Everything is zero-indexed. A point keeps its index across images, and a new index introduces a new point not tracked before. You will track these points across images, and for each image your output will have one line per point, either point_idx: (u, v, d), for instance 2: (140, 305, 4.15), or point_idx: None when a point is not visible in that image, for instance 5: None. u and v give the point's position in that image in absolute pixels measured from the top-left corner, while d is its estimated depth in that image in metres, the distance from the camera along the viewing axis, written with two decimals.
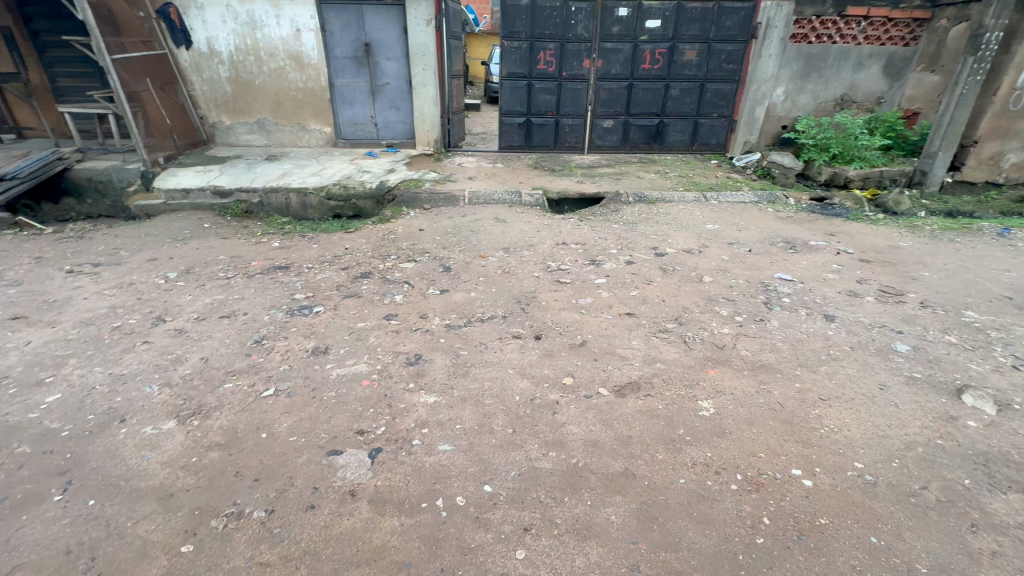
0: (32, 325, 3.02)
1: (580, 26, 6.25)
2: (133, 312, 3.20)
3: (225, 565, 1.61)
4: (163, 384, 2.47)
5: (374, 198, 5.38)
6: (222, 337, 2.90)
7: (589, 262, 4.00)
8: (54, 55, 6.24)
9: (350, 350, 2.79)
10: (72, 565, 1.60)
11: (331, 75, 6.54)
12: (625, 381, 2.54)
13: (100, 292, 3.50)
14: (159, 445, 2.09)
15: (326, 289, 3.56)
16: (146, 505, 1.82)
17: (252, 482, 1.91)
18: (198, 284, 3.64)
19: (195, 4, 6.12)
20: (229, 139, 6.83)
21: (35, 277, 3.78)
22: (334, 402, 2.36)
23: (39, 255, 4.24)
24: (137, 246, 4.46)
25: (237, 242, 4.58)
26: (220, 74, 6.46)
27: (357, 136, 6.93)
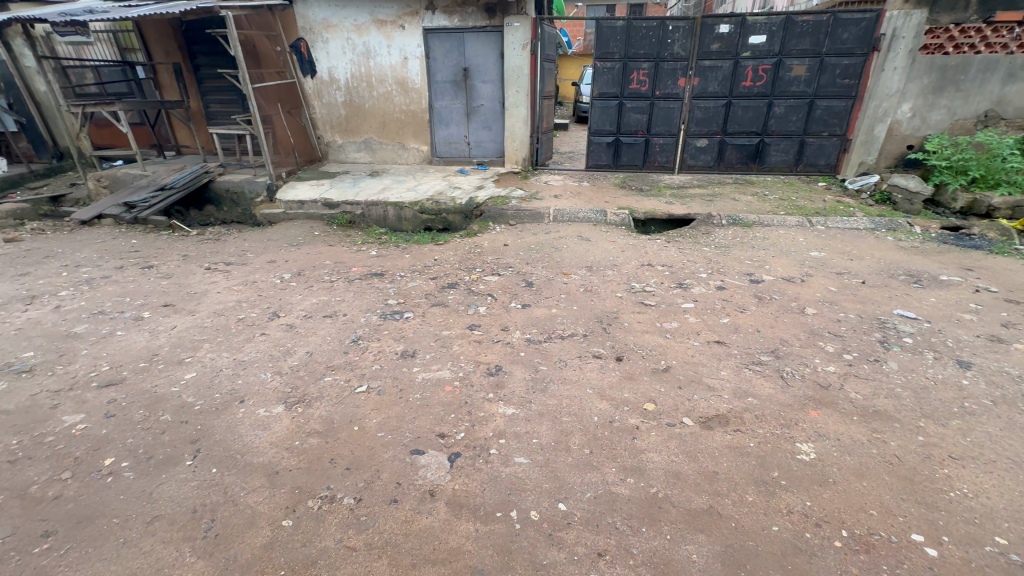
0: (177, 312, 3.55)
1: (677, 44, 6.12)
2: (255, 307, 3.63)
3: (317, 543, 1.75)
4: (275, 371, 2.77)
5: (462, 214, 5.64)
6: (324, 334, 3.20)
7: (676, 285, 3.85)
8: (210, 85, 7.38)
9: (435, 355, 2.93)
10: (197, 523, 1.83)
11: (432, 98, 7.03)
12: (712, 413, 2.40)
13: (229, 288, 4.02)
14: (269, 426, 2.35)
15: (416, 296, 3.79)
16: (256, 479, 2.04)
17: (344, 470, 2.07)
18: (307, 286, 4.04)
19: (321, 38, 6.88)
20: (339, 156, 7.55)
21: (182, 271, 4.44)
22: (418, 404, 2.49)
23: (186, 254, 4.98)
24: (260, 249, 5.07)
25: (341, 249, 5.05)
26: (337, 99, 7.18)
27: (451, 154, 7.35)
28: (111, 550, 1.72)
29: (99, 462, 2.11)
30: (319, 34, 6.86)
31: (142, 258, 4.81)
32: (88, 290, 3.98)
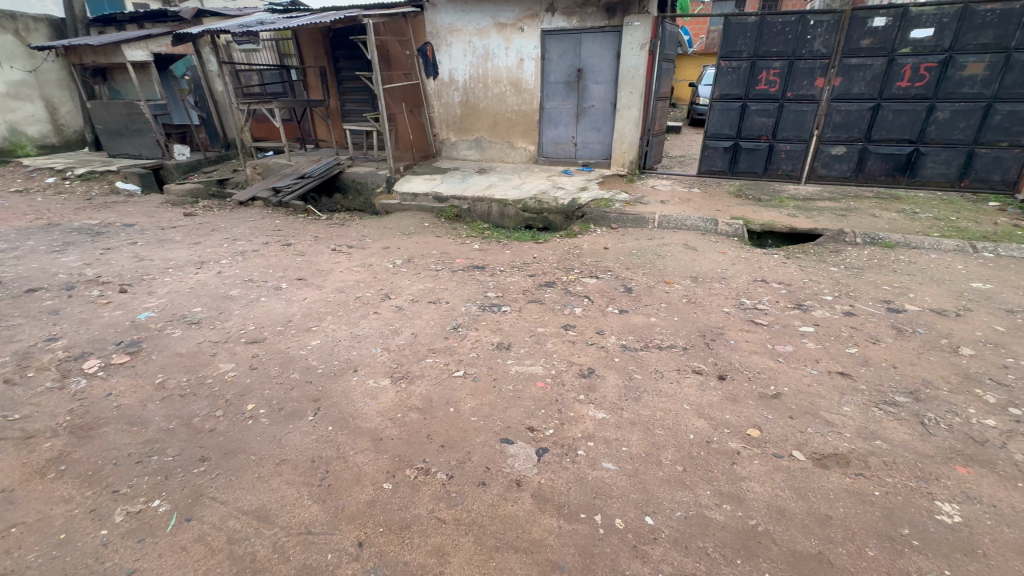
0: (308, 286, 4.03)
1: (817, 41, 5.53)
2: (370, 287, 3.99)
3: (412, 509, 1.89)
4: (383, 348, 3.03)
5: (564, 214, 5.69)
6: (428, 318, 3.42)
7: (794, 305, 3.51)
8: (347, 86, 8.22)
9: (529, 350, 3.00)
10: (315, 471, 2.08)
11: (544, 99, 7.13)
12: (829, 450, 2.15)
13: (351, 268, 4.47)
14: (376, 396, 2.57)
15: (514, 291, 3.89)
16: (363, 441, 2.25)
17: (439, 447, 2.21)
18: (415, 272, 4.34)
19: (445, 42, 7.31)
20: (451, 153, 7.97)
21: (313, 251, 5.02)
22: (510, 395, 2.57)
23: (317, 235, 5.62)
24: (377, 236, 5.55)
25: (447, 241, 5.35)
26: (454, 99, 7.59)
27: (557, 154, 7.40)
28: (248, 482, 2.02)
29: (243, 406, 2.48)
30: (444, 38, 7.30)
31: (282, 237, 5.53)
32: (242, 260, 4.67)
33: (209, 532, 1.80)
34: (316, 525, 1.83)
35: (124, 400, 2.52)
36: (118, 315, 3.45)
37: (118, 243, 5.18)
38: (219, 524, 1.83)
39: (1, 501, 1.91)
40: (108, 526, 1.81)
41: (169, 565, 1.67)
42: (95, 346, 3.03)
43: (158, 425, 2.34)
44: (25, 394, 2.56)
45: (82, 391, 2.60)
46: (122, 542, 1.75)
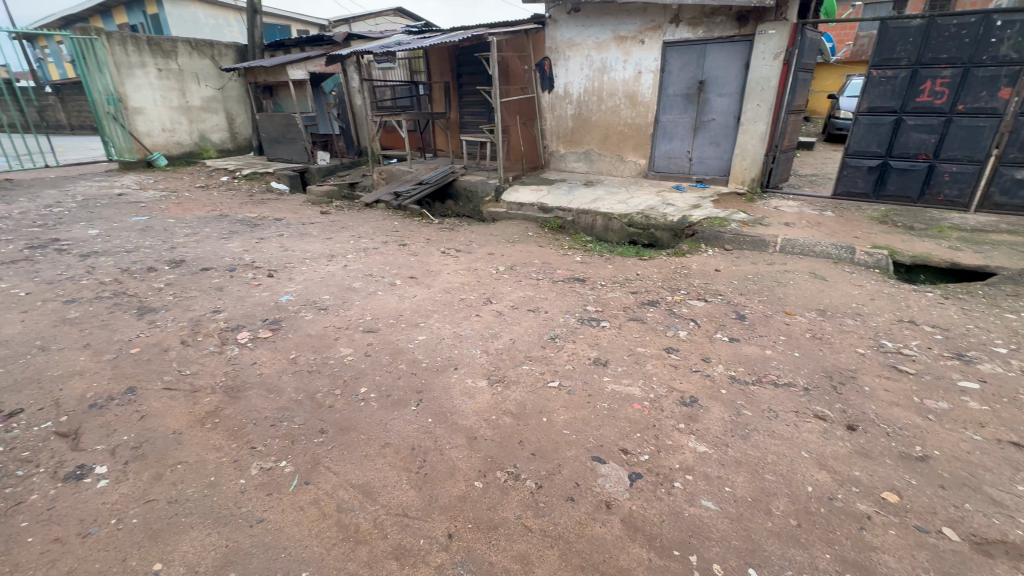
0: (418, 284, 4.33)
1: (1004, 44, 4.67)
2: (473, 291, 4.17)
3: (500, 512, 1.93)
4: (482, 350, 3.14)
5: (672, 231, 5.45)
6: (527, 326, 3.48)
7: (951, 355, 2.97)
8: (468, 99, 8.73)
9: (627, 370, 2.90)
10: (414, 459, 2.21)
11: (660, 112, 6.93)
12: (994, 535, 1.78)
13: (457, 271, 4.71)
14: (474, 396, 2.67)
15: (615, 307, 3.81)
16: (459, 438, 2.35)
17: (530, 455, 2.23)
18: (517, 280, 4.45)
19: (563, 57, 7.42)
20: (560, 165, 8.05)
21: (424, 252, 5.38)
22: (605, 413, 2.50)
23: (429, 238, 6.03)
24: (483, 242, 5.79)
25: (549, 251, 5.41)
26: (567, 112, 7.66)
27: (669, 169, 7.13)
28: (358, 458, 2.21)
29: (357, 388, 2.73)
30: (562, 53, 7.42)
31: (398, 238, 6.02)
32: (364, 256, 5.18)
33: (323, 497, 2.00)
34: (412, 509, 1.95)
35: (264, 369, 2.92)
36: (266, 295, 4.02)
37: (269, 234, 6.05)
38: (331, 491, 2.03)
39: (172, 441, 2.31)
40: (246, 476, 2.11)
41: (289, 520, 1.89)
42: (247, 320, 3.57)
43: (289, 395, 2.67)
44: (195, 354, 3.09)
45: (235, 357, 3.06)
46: (255, 491, 2.03)
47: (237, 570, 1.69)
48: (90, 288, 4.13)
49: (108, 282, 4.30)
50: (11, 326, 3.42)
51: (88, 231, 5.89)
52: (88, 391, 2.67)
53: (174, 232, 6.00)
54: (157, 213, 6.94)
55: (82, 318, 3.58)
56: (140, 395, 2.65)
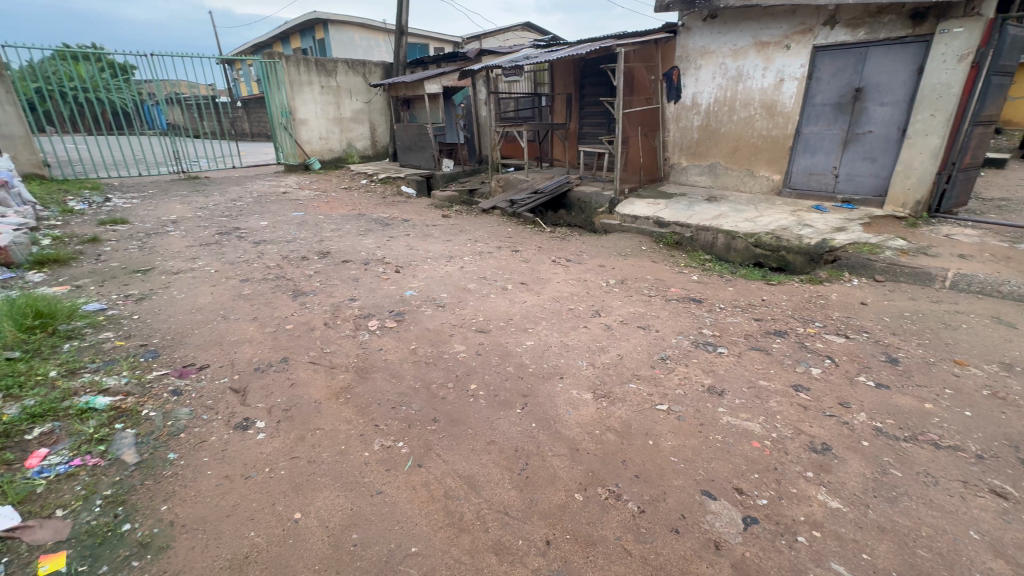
0: (528, 291, 4.45)
1: None
2: (583, 302, 4.16)
3: (599, 529, 1.90)
4: (589, 362, 3.13)
5: (807, 255, 4.92)
6: (636, 343, 3.38)
7: None
8: (589, 110, 8.76)
9: (746, 403, 2.67)
10: (516, 461, 2.27)
11: (802, 123, 6.29)
12: None
13: (567, 280, 4.74)
14: (577, 407, 2.67)
15: (734, 333, 3.54)
16: (561, 447, 2.36)
17: (633, 476, 2.16)
18: (627, 294, 4.35)
19: (694, 65, 7.06)
20: (681, 178, 7.67)
21: (536, 259, 5.51)
22: (719, 447, 2.33)
23: (540, 246, 6.14)
24: (593, 253, 5.76)
25: (663, 267, 5.20)
26: (693, 123, 7.27)
27: (809, 187, 6.43)
28: (465, 451, 2.34)
29: (468, 384, 2.89)
30: (693, 62, 7.06)
31: (511, 244, 6.23)
32: (480, 260, 5.45)
33: (433, 481, 2.15)
34: (512, 509, 2.01)
35: (389, 356, 3.23)
36: (394, 289, 4.44)
37: (399, 234, 6.67)
38: (440, 477, 2.18)
39: (315, 408, 2.67)
40: (369, 450, 2.35)
41: (403, 497, 2.07)
42: (378, 309, 3.97)
43: (408, 382, 2.92)
44: (334, 335, 3.52)
45: (366, 341, 3.43)
46: (376, 465, 2.25)
47: (359, 532, 1.89)
48: (259, 271, 4.93)
49: (272, 266, 5.09)
50: (204, 297, 4.21)
51: (259, 223, 7.02)
52: (254, 356, 3.19)
53: (323, 227, 6.89)
54: (310, 210, 8.04)
55: (253, 295, 4.28)
56: (292, 365, 3.10)
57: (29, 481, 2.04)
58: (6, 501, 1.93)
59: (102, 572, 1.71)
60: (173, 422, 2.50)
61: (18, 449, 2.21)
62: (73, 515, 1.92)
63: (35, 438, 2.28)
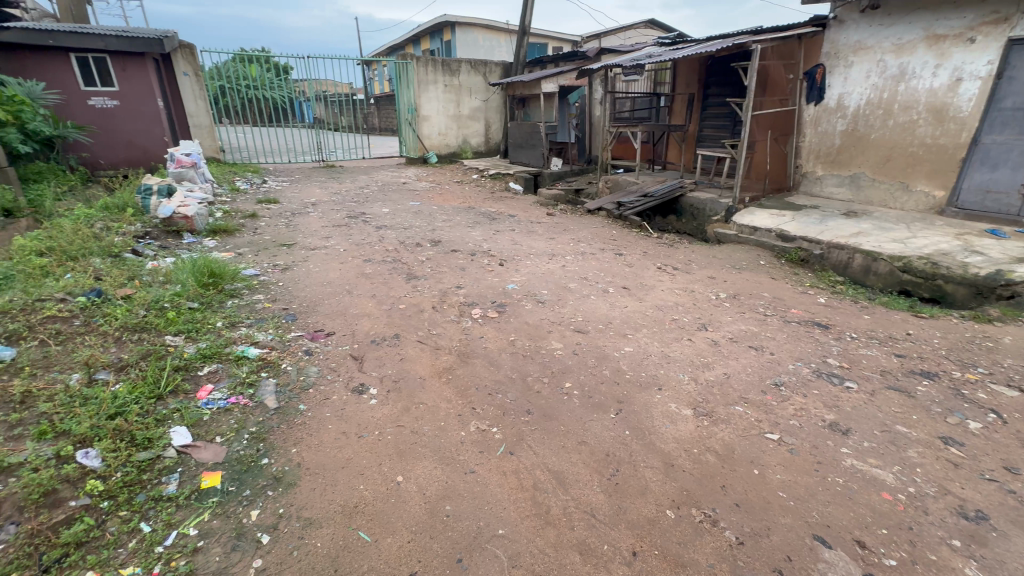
0: (629, 296, 4.34)
1: None
2: (688, 313, 3.96)
3: (690, 551, 1.82)
4: (691, 377, 2.97)
5: (972, 288, 4.17)
6: (746, 364, 3.13)
7: None
8: (712, 112, 8.25)
9: (877, 448, 2.35)
10: (606, 466, 2.24)
11: (982, 132, 5.30)
12: None
13: (672, 289, 4.54)
14: (675, 422, 2.55)
15: (867, 368, 3.11)
16: (655, 460, 2.28)
17: (733, 504, 2.02)
18: (739, 310, 4.04)
19: (845, 62, 6.20)
20: (813, 190, 6.82)
21: (640, 265, 5.34)
22: (838, 491, 2.08)
23: (646, 251, 5.93)
24: (704, 263, 5.43)
25: (784, 285, 4.73)
26: (836, 127, 6.42)
27: (982, 207, 5.43)
28: (556, 447, 2.36)
29: (563, 382, 2.91)
30: (844, 58, 6.20)
31: (616, 247, 6.10)
32: (582, 260, 5.43)
33: (523, 470, 2.21)
34: (600, 512, 1.99)
35: (489, 344, 3.36)
36: (497, 281, 4.60)
37: (504, 228, 6.89)
38: (530, 467, 2.23)
39: (420, 384, 2.89)
40: (466, 430, 2.48)
41: (494, 480, 2.15)
42: (481, 299, 4.15)
43: (505, 371, 3.02)
44: (440, 318, 3.76)
45: (468, 328, 3.62)
46: (471, 445, 2.37)
47: (452, 505, 2.02)
48: (379, 253, 5.42)
49: (391, 250, 5.56)
50: (333, 271, 4.75)
51: (382, 209, 7.69)
52: (371, 330, 3.53)
53: (436, 217, 7.35)
54: (425, 201, 8.62)
55: (373, 274, 4.72)
56: (403, 342, 3.38)
57: (199, 409, 2.49)
58: (182, 422, 2.37)
59: (245, 495, 2.03)
60: (305, 378, 2.88)
61: (192, 381, 2.69)
62: (227, 443, 2.30)
63: (204, 374, 2.77)
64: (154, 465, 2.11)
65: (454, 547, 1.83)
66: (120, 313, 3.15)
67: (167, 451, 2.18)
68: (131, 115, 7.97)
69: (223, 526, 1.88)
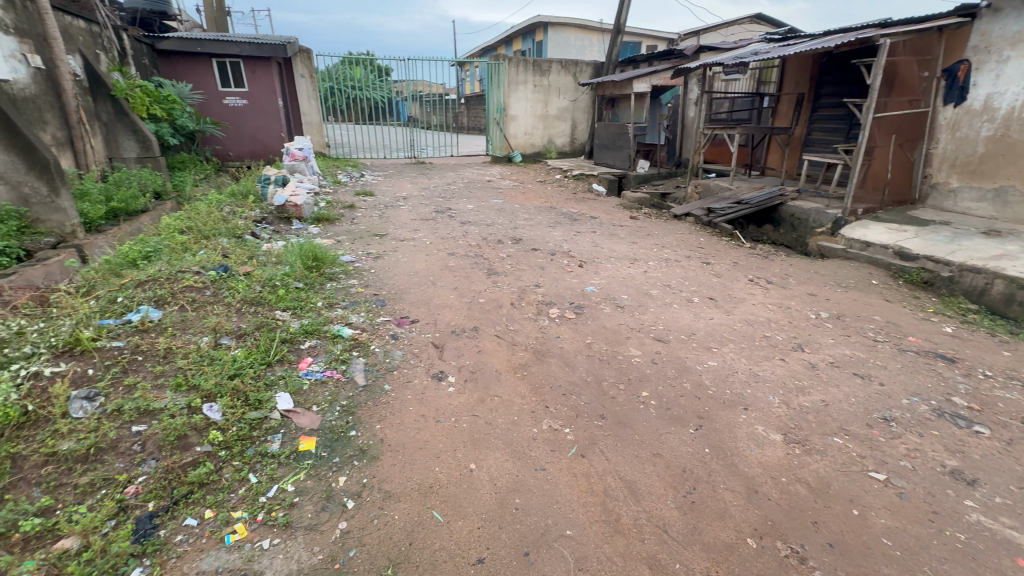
0: (716, 308, 4.10)
1: None
2: (782, 331, 3.66)
3: None
4: (782, 400, 2.74)
5: None
6: (848, 393, 2.83)
7: None
8: (823, 114, 7.52)
9: (1013, 507, 2.02)
10: (682, 482, 2.15)
11: None
12: None
13: (764, 304, 4.22)
14: (762, 446, 2.38)
15: (1003, 413, 2.68)
16: (736, 483, 2.15)
17: (825, 543, 1.85)
18: (843, 333, 3.66)
19: (998, 57, 5.35)
20: (945, 203, 5.99)
21: (729, 275, 5.02)
22: (958, 549, 1.82)
23: (737, 262, 5.57)
24: (803, 278, 4.98)
25: (899, 309, 4.21)
26: (980, 132, 5.57)
27: None
28: (629, 456, 2.31)
29: (640, 390, 2.83)
30: (998, 52, 5.35)
31: (703, 255, 5.80)
32: (665, 267, 5.23)
33: (594, 474, 2.19)
34: (673, 529, 1.92)
35: (565, 345, 3.36)
36: (575, 283, 4.57)
37: (585, 230, 6.81)
38: (601, 473, 2.20)
39: (497, 377, 2.95)
40: (538, 427, 2.50)
41: (564, 480, 2.15)
42: (559, 299, 4.15)
43: (580, 373, 3.00)
44: (518, 315, 3.82)
45: (545, 326, 3.64)
46: (543, 443, 2.39)
47: (521, 499, 2.05)
48: (463, 247, 5.61)
49: (474, 245, 5.74)
50: (420, 263, 5.00)
51: (467, 206, 7.95)
52: (452, 321, 3.67)
53: (518, 215, 7.46)
54: (508, 199, 8.77)
55: (456, 267, 4.90)
56: (481, 335, 3.48)
57: (301, 378, 2.75)
58: (286, 388, 2.64)
59: (335, 462, 2.22)
60: (390, 360, 3.07)
61: (296, 353, 2.98)
62: (322, 412, 2.53)
63: (305, 348, 3.06)
64: (263, 425, 2.37)
65: (522, 540, 1.86)
66: (241, 287, 3.57)
67: (273, 413, 2.44)
68: (256, 113, 8.96)
69: (316, 487, 2.07)
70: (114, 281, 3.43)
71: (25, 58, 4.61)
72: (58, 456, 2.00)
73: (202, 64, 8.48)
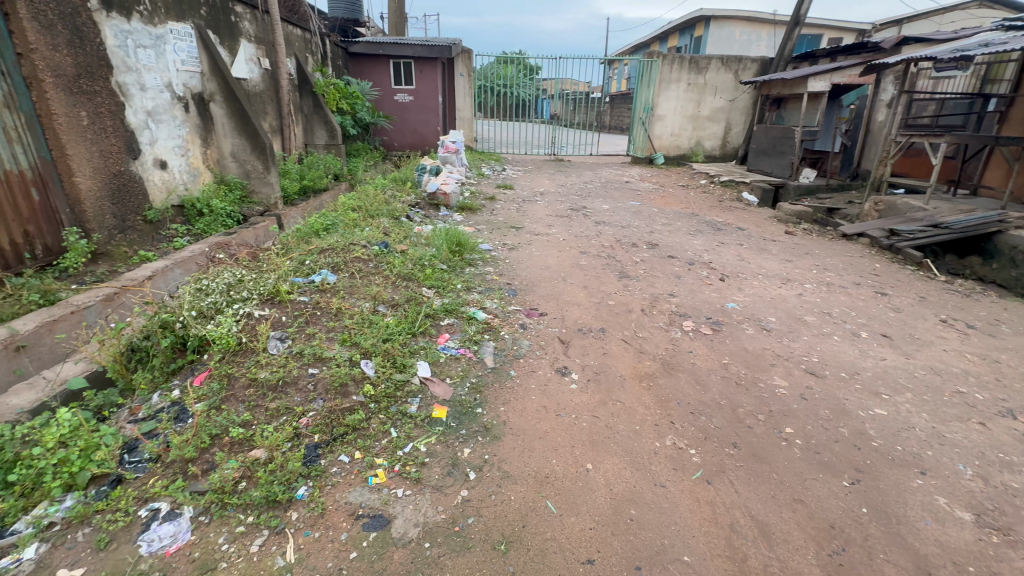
0: (890, 347, 3.47)
1: None
2: (985, 389, 2.96)
3: None
4: (978, 473, 2.23)
5: None
6: None
7: None
8: None
9: None
10: (828, 539, 1.88)
11: None
12: None
13: (960, 352, 3.45)
14: (943, 522, 1.97)
15: None
16: (901, 558, 1.81)
17: None
18: None
19: None
20: None
21: (912, 311, 4.21)
22: None
23: (924, 296, 4.63)
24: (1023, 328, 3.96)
25: None
26: None
27: None
28: (763, 494, 2.09)
29: (783, 425, 2.53)
30: None
31: (878, 284, 4.94)
32: (826, 291, 4.58)
33: (721, 505, 2.03)
34: None
35: (698, 361, 3.15)
36: (715, 297, 4.24)
37: (731, 241, 6.27)
38: (729, 506, 2.02)
39: (620, 383, 2.89)
40: (661, 442, 2.39)
41: (685, 503, 2.03)
42: (695, 312, 3.89)
43: (712, 395, 2.78)
44: (648, 323, 3.68)
45: (677, 338, 3.45)
46: (665, 459, 2.28)
47: (636, 511, 1.99)
48: (596, 247, 5.58)
49: (607, 246, 5.67)
50: (552, 258, 5.10)
51: (603, 206, 7.86)
52: (579, 319, 3.68)
53: (656, 220, 7.15)
54: (646, 202, 8.45)
55: (587, 266, 4.89)
56: (608, 337, 3.43)
57: (438, 351, 3.01)
58: (426, 358, 2.91)
59: (462, 433, 2.39)
60: (518, 348, 3.20)
61: (436, 328, 3.27)
62: (453, 385, 2.74)
63: (444, 324, 3.33)
64: (404, 387, 2.65)
65: (634, 552, 1.81)
66: (396, 262, 4.02)
67: (414, 377, 2.71)
68: (420, 108, 9.93)
69: (444, 453, 2.25)
70: (303, 246, 4.12)
71: (259, 60, 5.73)
72: (257, 382, 2.49)
73: (381, 65, 9.66)
